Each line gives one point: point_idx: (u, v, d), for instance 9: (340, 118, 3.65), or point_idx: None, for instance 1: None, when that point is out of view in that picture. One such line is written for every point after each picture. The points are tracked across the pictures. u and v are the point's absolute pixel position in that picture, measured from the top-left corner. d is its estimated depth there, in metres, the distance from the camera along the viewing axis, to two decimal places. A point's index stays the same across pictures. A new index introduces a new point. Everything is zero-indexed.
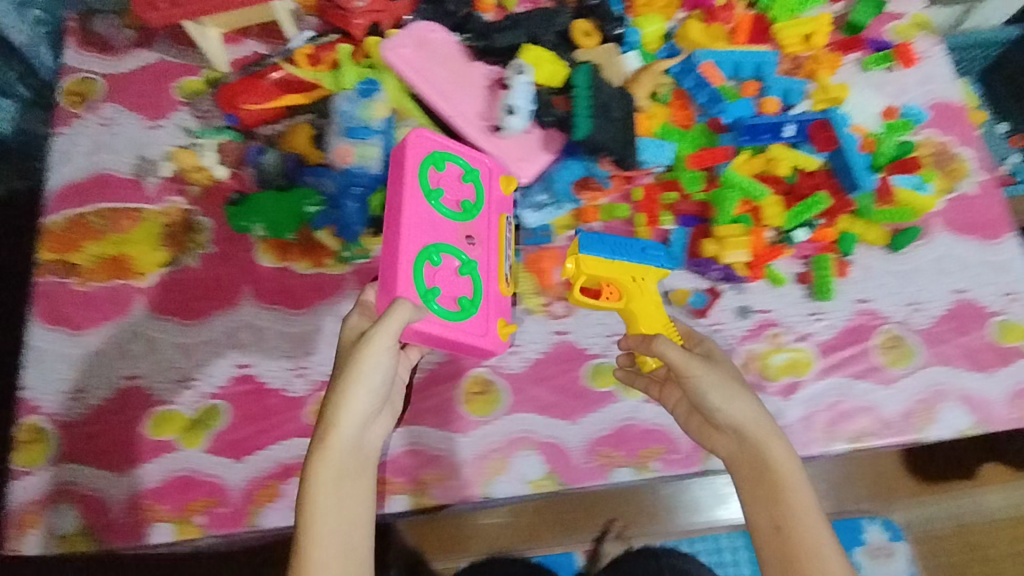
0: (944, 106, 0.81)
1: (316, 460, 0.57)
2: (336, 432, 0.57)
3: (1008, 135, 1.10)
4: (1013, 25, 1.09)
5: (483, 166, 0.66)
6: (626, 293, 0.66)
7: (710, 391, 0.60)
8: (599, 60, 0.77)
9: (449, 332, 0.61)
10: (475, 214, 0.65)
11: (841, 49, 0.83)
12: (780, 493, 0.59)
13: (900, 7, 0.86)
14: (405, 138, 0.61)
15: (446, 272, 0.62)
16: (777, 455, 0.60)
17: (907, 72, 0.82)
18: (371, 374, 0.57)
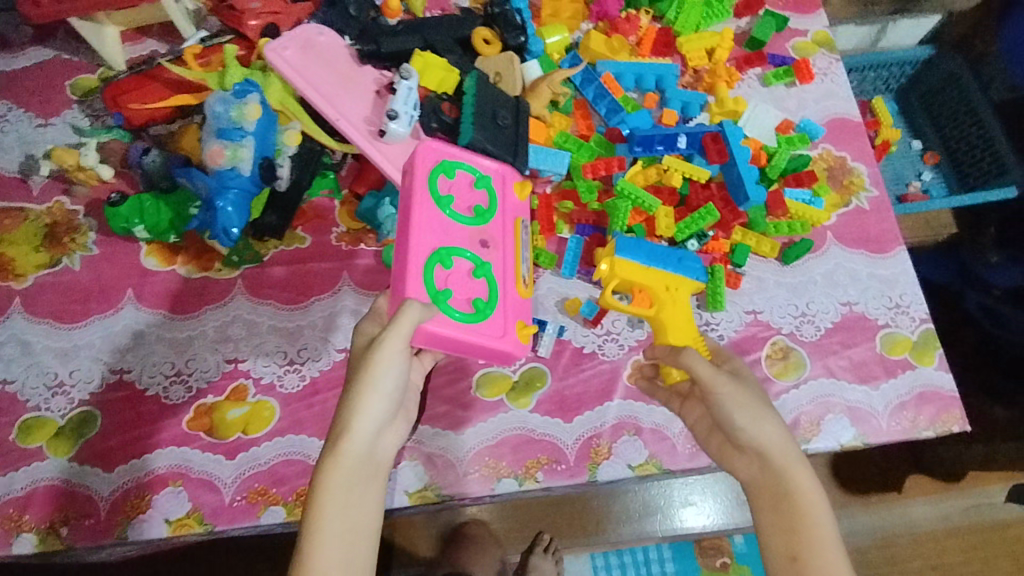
0: (842, 120, 0.85)
1: (325, 463, 0.54)
2: (347, 438, 0.55)
3: (922, 153, 1.14)
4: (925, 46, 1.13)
5: (495, 173, 0.68)
6: (659, 301, 0.67)
7: (733, 408, 0.59)
8: (497, 67, 0.77)
9: (469, 334, 0.61)
10: (489, 218, 0.66)
11: (743, 64, 0.86)
12: (803, 521, 0.57)
13: (802, 25, 0.89)
14: (415, 148, 0.64)
15: (464, 276, 0.62)
16: (802, 480, 0.58)
17: (805, 88, 0.85)
18: (385, 376, 0.55)
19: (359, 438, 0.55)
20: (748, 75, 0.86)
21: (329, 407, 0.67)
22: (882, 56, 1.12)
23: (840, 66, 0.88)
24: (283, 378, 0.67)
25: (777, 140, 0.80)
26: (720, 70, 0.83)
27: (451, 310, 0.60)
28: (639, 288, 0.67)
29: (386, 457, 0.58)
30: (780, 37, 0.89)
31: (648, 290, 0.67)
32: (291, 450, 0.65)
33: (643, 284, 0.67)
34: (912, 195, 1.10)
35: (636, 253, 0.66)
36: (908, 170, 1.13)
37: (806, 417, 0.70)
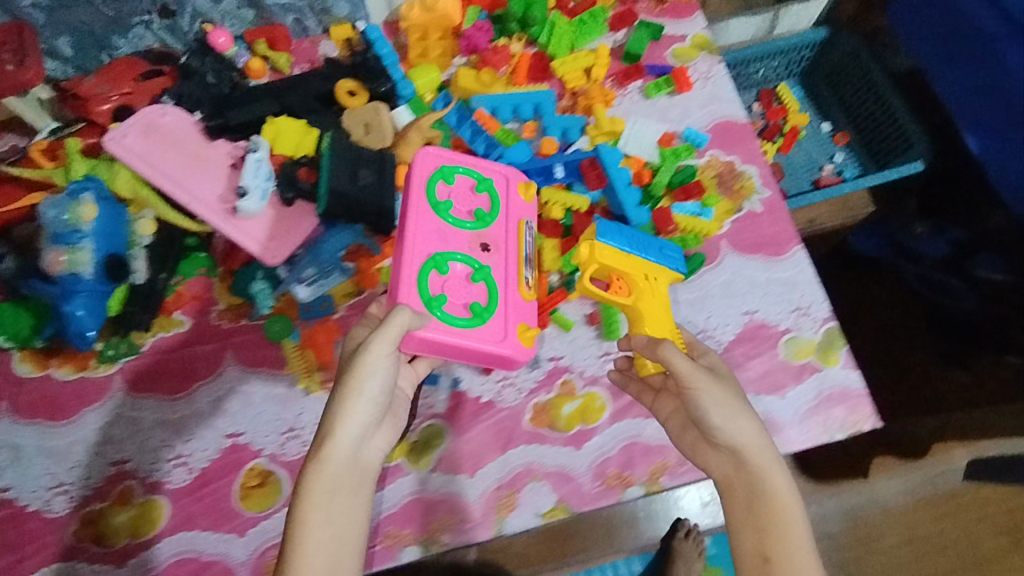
0: (729, 122, 0.84)
1: (309, 478, 0.54)
2: (332, 443, 0.55)
3: (833, 133, 1.15)
4: (821, 27, 1.12)
5: (498, 178, 0.71)
6: (636, 289, 0.66)
7: (711, 405, 0.57)
8: (366, 118, 0.75)
9: (462, 338, 0.63)
10: (489, 222, 0.69)
11: (622, 79, 0.85)
12: (775, 520, 0.57)
13: (678, 32, 0.88)
14: (413, 158, 0.68)
15: (461, 280, 0.66)
16: (776, 478, 0.58)
17: (687, 96, 0.84)
18: (368, 380, 0.56)
19: (346, 444, 0.55)
20: (628, 89, 0.85)
21: (219, 497, 0.66)
22: (780, 43, 1.11)
23: (721, 67, 0.87)
24: (170, 473, 0.66)
25: (659, 155, 0.79)
26: (594, 90, 0.82)
27: (444, 314, 0.63)
28: (617, 275, 0.67)
29: (373, 463, 0.58)
30: (658, 45, 0.88)
31: (627, 278, 0.67)
32: (186, 547, 0.64)
33: (623, 272, 0.67)
34: (827, 178, 1.11)
35: (617, 238, 0.65)
36: (819, 155, 1.14)
37: None
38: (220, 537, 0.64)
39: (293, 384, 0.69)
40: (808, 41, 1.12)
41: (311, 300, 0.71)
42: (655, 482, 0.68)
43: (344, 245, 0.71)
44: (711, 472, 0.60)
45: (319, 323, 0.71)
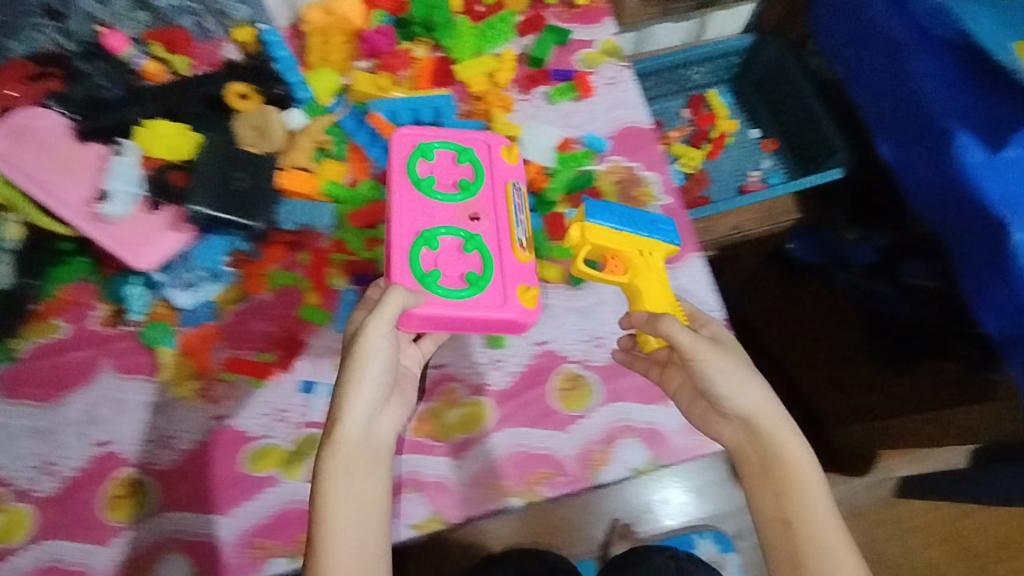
0: (633, 128, 0.84)
1: (326, 455, 0.60)
2: (342, 426, 0.59)
3: (760, 140, 1.15)
4: (748, 33, 1.12)
5: (476, 147, 0.74)
6: (632, 268, 0.68)
7: (718, 375, 0.62)
8: (256, 121, 0.74)
9: (460, 308, 0.66)
10: (475, 191, 0.72)
11: (526, 84, 0.84)
12: (790, 481, 0.62)
13: (587, 36, 0.88)
14: (389, 141, 0.72)
15: (455, 253, 0.68)
16: (788, 440, 0.63)
17: (591, 101, 0.84)
18: (371, 360, 0.60)
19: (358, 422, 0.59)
20: (534, 94, 0.84)
21: (84, 506, 0.65)
22: (708, 48, 1.11)
23: (629, 73, 0.87)
24: (38, 481, 0.66)
25: (557, 160, 0.79)
26: (495, 96, 0.82)
27: (444, 290, 0.66)
28: (611, 254, 0.69)
29: (384, 439, 0.62)
30: (566, 50, 0.87)
31: (619, 256, 0.68)
32: (48, 558, 0.63)
33: (615, 249, 0.68)
34: (751, 185, 1.11)
35: (609, 218, 0.66)
36: (747, 162, 1.14)
37: (596, 445, 0.69)
38: (83, 547, 0.64)
39: (168, 392, 0.70)
40: (734, 48, 1.12)
41: (191, 306, 0.71)
42: (533, 491, 0.68)
43: (224, 250, 0.72)
44: (722, 441, 0.65)
45: (201, 329, 0.71)
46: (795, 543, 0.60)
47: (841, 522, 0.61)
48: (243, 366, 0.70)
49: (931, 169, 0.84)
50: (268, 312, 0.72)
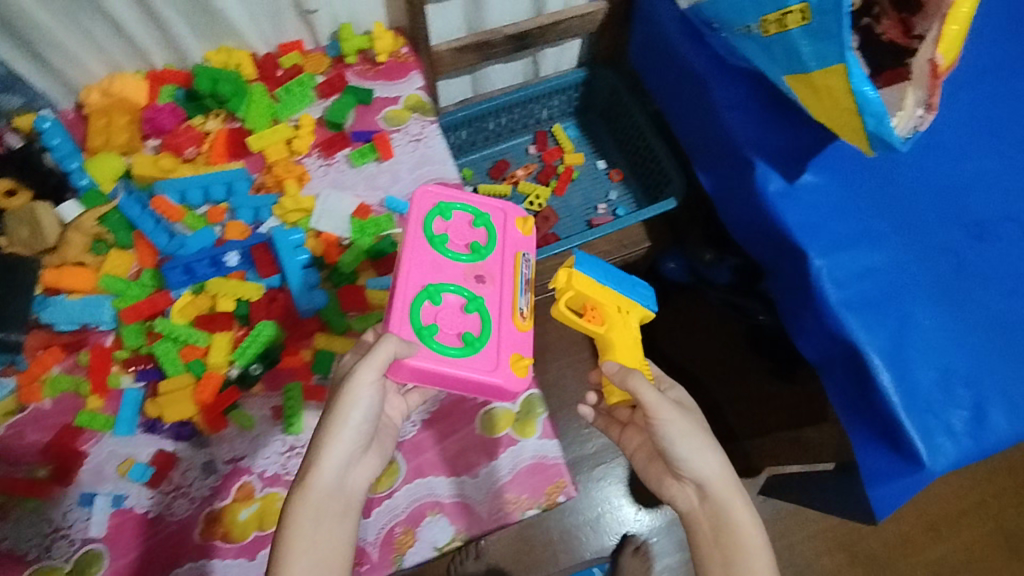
0: (439, 185, 0.83)
1: (294, 501, 0.55)
2: (315, 473, 0.55)
3: (609, 171, 1.15)
4: (581, 67, 1.11)
5: (495, 211, 0.70)
6: (609, 320, 0.75)
7: (675, 442, 0.64)
8: (21, 219, 0.70)
9: (450, 370, 0.62)
10: (485, 254, 0.67)
11: (326, 148, 0.83)
12: (740, 547, 0.63)
13: (390, 93, 0.87)
14: (411, 193, 0.68)
15: (456, 312, 0.64)
16: (739, 509, 0.64)
17: (393, 162, 0.83)
18: (349, 406, 0.57)
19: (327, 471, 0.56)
20: (336, 159, 0.83)
21: None
22: (543, 85, 1.10)
23: (434, 128, 0.86)
24: None
25: (354, 229, 0.77)
26: (288, 166, 0.80)
27: (438, 347, 0.61)
28: (593, 304, 0.74)
29: (358, 490, 0.59)
30: (370, 109, 0.86)
31: (599, 307, 0.74)
32: None
33: (597, 301, 0.74)
34: (600, 218, 1.11)
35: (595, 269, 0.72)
36: (598, 195, 1.14)
37: (400, 527, 0.68)
38: None
39: None
40: (569, 82, 1.11)
41: None
42: None
43: None
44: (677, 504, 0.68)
45: None
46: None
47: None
48: (13, 486, 0.65)
49: (741, 200, 0.85)
50: (46, 421, 0.68)
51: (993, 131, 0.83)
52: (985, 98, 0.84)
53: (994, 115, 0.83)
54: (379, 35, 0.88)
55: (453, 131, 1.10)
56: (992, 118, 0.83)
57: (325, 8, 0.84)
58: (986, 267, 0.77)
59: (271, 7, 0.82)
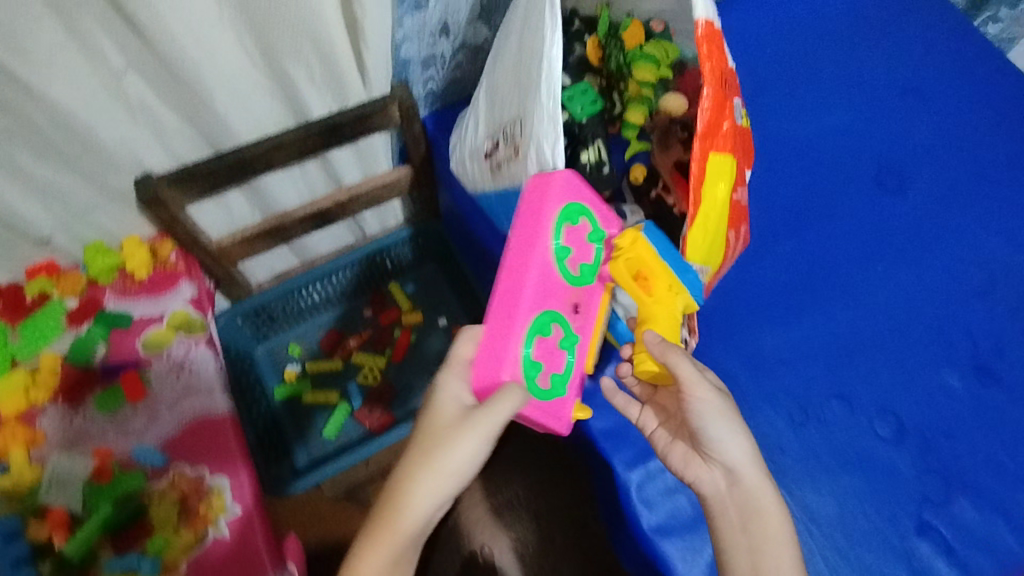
0: (203, 421, 0.73)
1: (374, 532, 0.51)
2: (407, 512, 0.50)
3: (451, 326, 1.07)
4: (405, 225, 1.05)
5: (613, 224, 0.61)
6: (657, 293, 0.59)
7: (712, 428, 0.59)
8: None
9: (545, 413, 0.58)
10: (591, 279, 0.61)
11: (71, 393, 0.73)
12: (765, 535, 0.57)
13: (153, 312, 0.78)
14: (553, 184, 0.54)
15: (553, 347, 0.59)
16: (767, 501, 0.58)
17: (146, 401, 0.73)
18: (449, 456, 0.51)
19: (419, 519, 0.50)
20: (83, 405, 0.73)
21: None
22: (360, 251, 1.03)
23: (202, 349, 0.77)
24: None
25: (89, 499, 0.68)
26: (20, 427, 0.70)
27: (540, 392, 0.57)
28: (645, 271, 0.59)
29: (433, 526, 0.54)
30: (130, 333, 0.77)
31: (651, 278, 0.59)
32: None
33: (653, 271, 0.59)
34: None
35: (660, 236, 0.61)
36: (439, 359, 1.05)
37: None
38: None
39: None
40: (390, 242, 1.04)
41: None
42: None
43: None
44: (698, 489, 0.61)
45: None
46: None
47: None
48: None
49: None
50: None
51: (810, 289, 0.78)
52: (796, 257, 0.80)
53: (805, 274, 0.78)
54: (130, 251, 0.78)
55: (245, 318, 0.99)
56: (803, 277, 0.78)
57: (62, 233, 0.75)
58: (812, 456, 0.70)
59: None
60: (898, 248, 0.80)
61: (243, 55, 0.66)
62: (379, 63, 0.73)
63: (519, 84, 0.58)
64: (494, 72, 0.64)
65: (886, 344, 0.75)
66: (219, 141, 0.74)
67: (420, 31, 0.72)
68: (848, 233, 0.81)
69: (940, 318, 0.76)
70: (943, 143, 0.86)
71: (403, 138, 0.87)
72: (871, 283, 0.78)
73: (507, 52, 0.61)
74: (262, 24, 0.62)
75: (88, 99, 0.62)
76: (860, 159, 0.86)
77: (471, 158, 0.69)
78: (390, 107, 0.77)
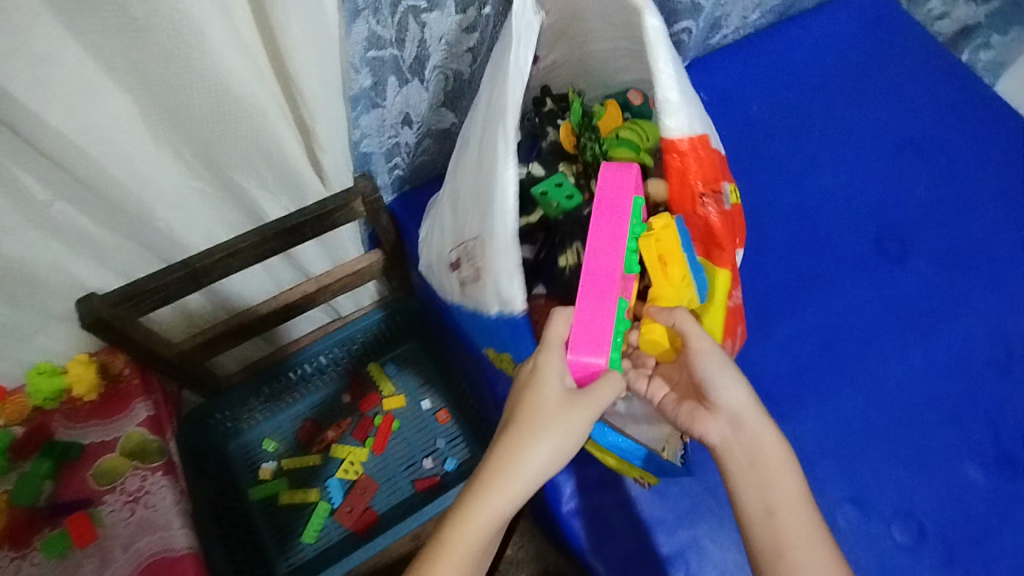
0: (161, 559, 0.66)
1: (464, 508, 0.49)
2: (500, 490, 0.48)
3: (435, 409, 1.00)
4: (376, 308, 0.97)
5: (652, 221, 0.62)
6: (667, 277, 0.57)
7: (711, 371, 0.54)
8: None
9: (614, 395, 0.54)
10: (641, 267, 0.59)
11: (14, 537, 0.66)
12: (774, 476, 0.52)
13: (108, 437, 0.72)
14: (632, 169, 0.55)
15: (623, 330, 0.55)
16: (773, 443, 0.53)
17: (98, 541, 0.67)
18: (551, 439, 0.49)
19: (517, 495, 0.49)
20: (28, 550, 0.66)
21: None
22: (331, 338, 0.96)
23: (159, 479, 0.71)
24: None
25: None
26: None
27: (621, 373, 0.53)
28: (665, 256, 0.57)
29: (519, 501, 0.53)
30: (80, 464, 0.71)
31: (670, 263, 0.57)
32: None
33: (672, 256, 0.57)
34: (425, 478, 0.95)
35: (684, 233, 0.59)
36: (423, 444, 0.98)
37: None
38: None
39: None
40: (363, 326, 0.97)
41: None
42: None
43: None
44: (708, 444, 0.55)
45: None
46: (777, 538, 0.51)
47: (831, 547, 0.51)
48: None
49: (541, 501, 0.70)
50: None
51: (811, 377, 0.73)
52: (793, 340, 0.75)
53: (804, 360, 0.73)
54: (76, 372, 0.72)
55: (213, 417, 0.92)
56: (802, 364, 0.73)
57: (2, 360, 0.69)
58: None
59: None
60: (898, 327, 0.76)
61: (185, 169, 0.60)
62: (336, 161, 0.67)
63: (477, 201, 0.53)
64: (455, 178, 0.59)
65: (892, 437, 0.70)
66: (168, 252, 0.68)
67: (380, 125, 0.67)
68: (846, 312, 0.76)
69: (947, 406, 0.72)
70: (935, 209, 0.83)
71: (371, 227, 0.81)
72: (873, 368, 0.73)
73: (466, 159, 0.56)
74: (201, 138, 0.57)
75: (10, 229, 0.56)
76: (854, 228, 0.82)
77: (437, 264, 0.64)
78: (353, 203, 0.71)
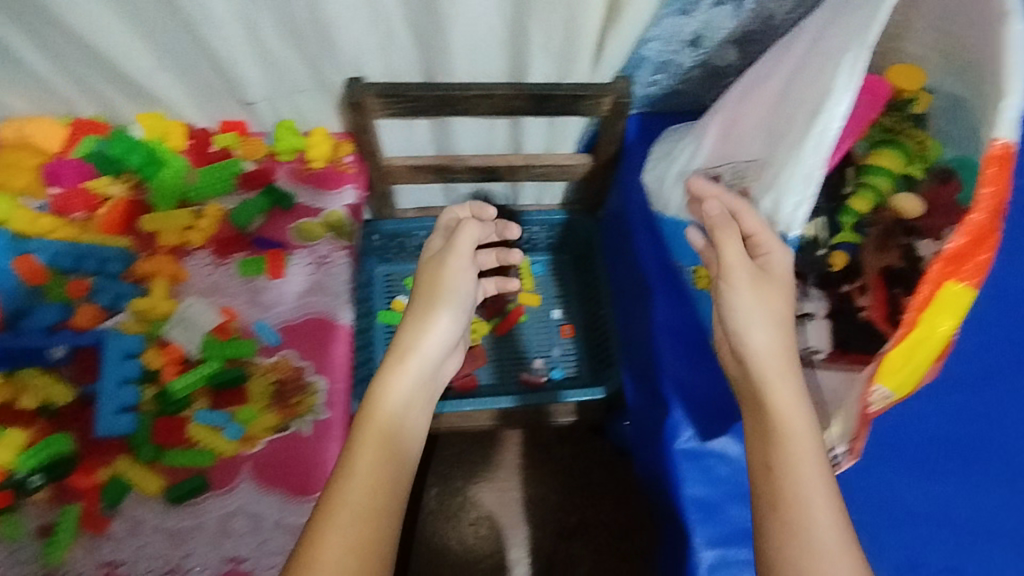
0: (322, 320, 0.75)
1: (388, 364, 0.55)
2: (418, 341, 0.56)
3: (561, 323, 1.04)
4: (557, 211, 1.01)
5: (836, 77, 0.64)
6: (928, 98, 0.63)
7: (737, 308, 0.49)
8: None
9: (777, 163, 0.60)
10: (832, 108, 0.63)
11: (222, 247, 0.77)
12: (781, 434, 0.46)
13: (317, 205, 0.81)
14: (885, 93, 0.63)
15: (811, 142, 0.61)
16: (782, 392, 0.47)
17: (277, 282, 0.76)
18: (449, 292, 0.61)
19: (434, 346, 0.57)
20: (228, 261, 0.77)
21: None
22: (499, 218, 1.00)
23: (344, 256, 0.79)
24: None
25: (205, 348, 0.71)
26: (170, 261, 0.75)
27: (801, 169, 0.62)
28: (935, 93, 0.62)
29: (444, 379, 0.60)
30: (287, 215, 0.80)
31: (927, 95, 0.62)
32: None
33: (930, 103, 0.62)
34: (532, 376, 1.00)
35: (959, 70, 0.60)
36: (540, 346, 1.02)
37: None
38: None
39: None
40: (539, 219, 1.01)
41: None
42: None
43: None
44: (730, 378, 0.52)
45: None
46: (774, 487, 0.45)
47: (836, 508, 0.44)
48: None
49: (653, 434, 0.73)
50: None
51: (863, 463, 0.65)
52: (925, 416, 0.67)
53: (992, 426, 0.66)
54: (316, 140, 0.81)
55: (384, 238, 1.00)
56: (976, 441, 0.66)
57: (266, 102, 0.78)
58: None
59: (206, 86, 0.75)
60: (993, 461, 0.66)
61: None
62: (619, 48, 0.70)
63: (767, 130, 0.54)
64: (738, 105, 0.60)
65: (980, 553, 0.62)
66: (435, 71, 0.74)
67: (673, 32, 0.69)
68: None
69: None
70: None
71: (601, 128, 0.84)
72: (924, 486, 0.64)
73: (765, 89, 0.57)
74: None
75: None
76: None
77: (674, 179, 0.64)
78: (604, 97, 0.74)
